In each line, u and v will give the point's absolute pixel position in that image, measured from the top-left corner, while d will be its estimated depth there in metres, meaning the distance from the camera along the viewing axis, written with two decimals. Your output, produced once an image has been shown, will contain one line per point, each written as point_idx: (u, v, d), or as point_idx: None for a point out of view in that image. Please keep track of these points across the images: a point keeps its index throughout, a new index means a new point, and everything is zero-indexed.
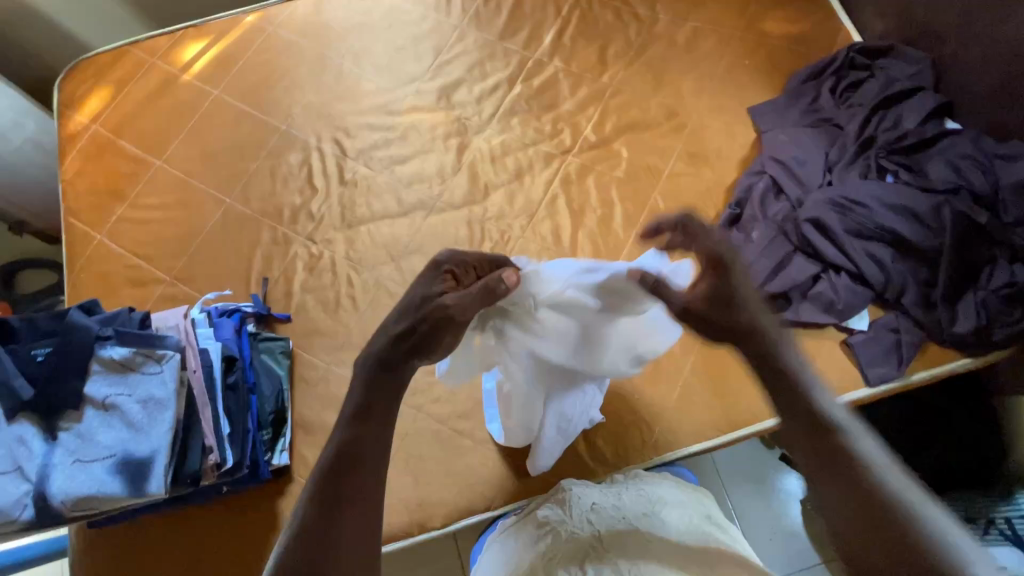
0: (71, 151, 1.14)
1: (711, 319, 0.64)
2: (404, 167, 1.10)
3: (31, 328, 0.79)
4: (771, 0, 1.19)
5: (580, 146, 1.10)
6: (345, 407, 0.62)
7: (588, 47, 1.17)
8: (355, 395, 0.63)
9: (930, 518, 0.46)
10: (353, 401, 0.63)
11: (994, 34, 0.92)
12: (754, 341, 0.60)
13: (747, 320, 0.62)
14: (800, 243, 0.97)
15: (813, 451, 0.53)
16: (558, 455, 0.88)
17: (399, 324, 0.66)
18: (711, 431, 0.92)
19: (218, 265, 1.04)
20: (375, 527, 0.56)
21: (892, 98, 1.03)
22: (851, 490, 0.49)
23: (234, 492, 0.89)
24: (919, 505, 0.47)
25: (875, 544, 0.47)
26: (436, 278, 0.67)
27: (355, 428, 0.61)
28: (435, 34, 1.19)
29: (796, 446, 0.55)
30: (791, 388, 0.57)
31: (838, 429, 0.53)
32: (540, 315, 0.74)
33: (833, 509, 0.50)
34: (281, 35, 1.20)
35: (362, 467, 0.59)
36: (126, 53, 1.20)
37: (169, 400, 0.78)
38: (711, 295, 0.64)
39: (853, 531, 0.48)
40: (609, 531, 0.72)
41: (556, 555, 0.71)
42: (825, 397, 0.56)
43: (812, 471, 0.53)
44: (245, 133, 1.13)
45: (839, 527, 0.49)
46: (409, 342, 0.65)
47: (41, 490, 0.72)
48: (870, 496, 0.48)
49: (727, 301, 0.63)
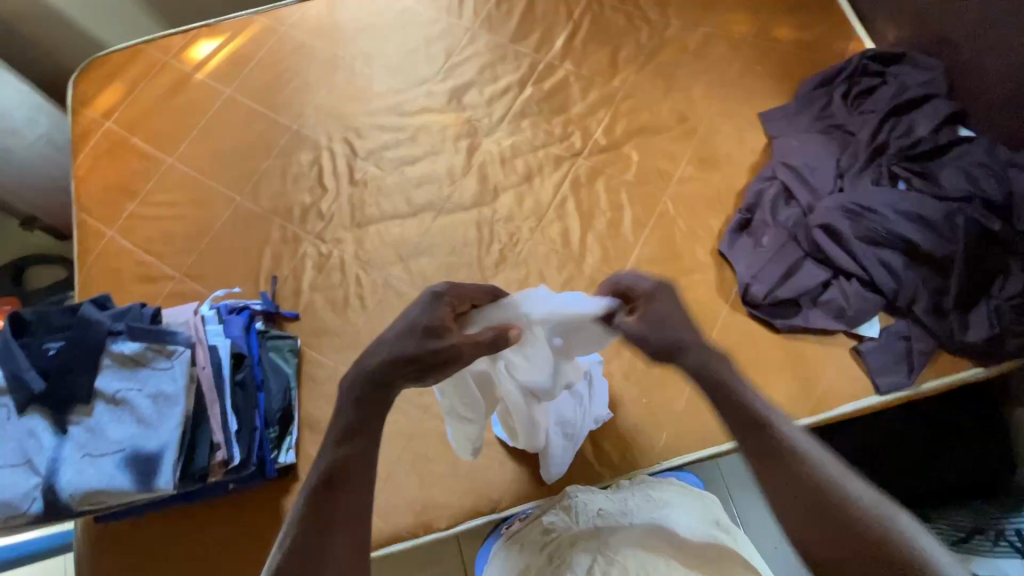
0: (84, 148, 1.14)
1: (657, 343, 0.64)
2: (414, 168, 1.10)
3: (44, 322, 0.79)
4: (783, 6, 1.20)
5: (590, 149, 1.10)
6: (332, 429, 0.63)
7: (599, 51, 1.17)
8: (344, 414, 0.63)
9: (856, 493, 0.58)
10: (342, 420, 0.63)
11: (1010, 41, 0.92)
12: (706, 372, 0.64)
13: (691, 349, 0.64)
14: (811, 249, 0.97)
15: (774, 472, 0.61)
16: (569, 463, 0.89)
17: (396, 346, 0.62)
18: (719, 437, 0.92)
19: (228, 262, 1.05)
20: (364, 540, 0.61)
21: (905, 104, 1.03)
22: (808, 494, 0.58)
23: (241, 489, 0.89)
24: (846, 483, 0.58)
25: (822, 530, 0.57)
26: (437, 307, 0.64)
27: (343, 449, 0.62)
28: (447, 36, 1.20)
29: (748, 455, 0.62)
30: (730, 401, 0.63)
31: (775, 433, 0.62)
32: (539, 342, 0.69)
33: (800, 521, 0.58)
34: (294, 36, 1.21)
35: (349, 486, 0.61)
36: (140, 51, 1.21)
37: (178, 395, 0.78)
38: (648, 321, 0.64)
39: (818, 533, 0.58)
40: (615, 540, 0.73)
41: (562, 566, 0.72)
42: (758, 401, 0.63)
43: (770, 480, 0.61)
44: (256, 132, 1.14)
45: (804, 529, 0.58)
46: (406, 366, 0.61)
47: (51, 483, 0.72)
48: (814, 490, 0.58)
49: (664, 327, 0.64)
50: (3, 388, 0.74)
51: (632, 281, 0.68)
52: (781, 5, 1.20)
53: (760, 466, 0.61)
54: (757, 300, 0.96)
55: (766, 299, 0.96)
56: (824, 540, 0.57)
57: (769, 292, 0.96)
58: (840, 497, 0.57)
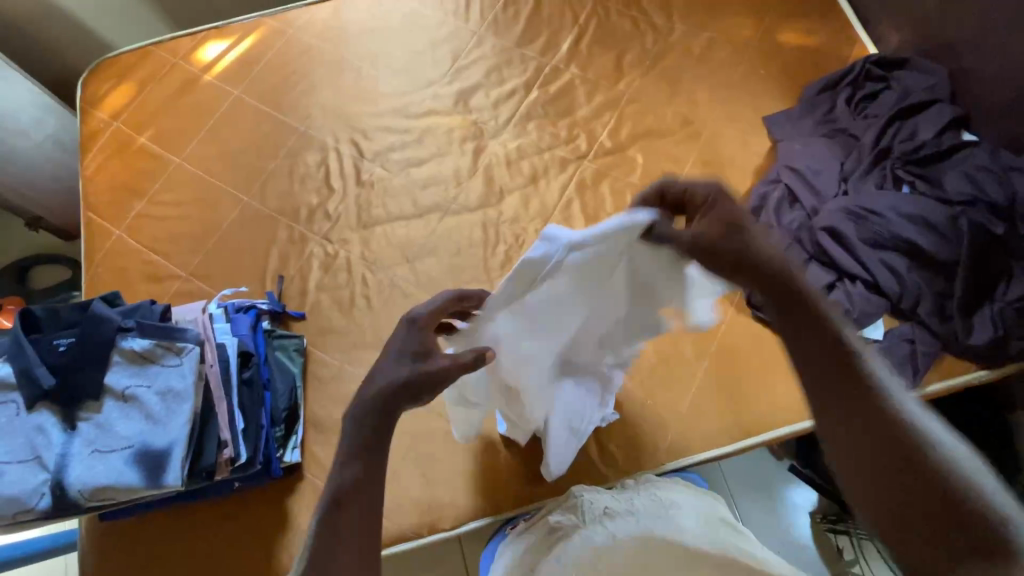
0: (93, 147, 1.15)
1: (728, 246, 0.60)
2: (420, 169, 1.11)
3: (54, 319, 0.79)
4: (787, 12, 1.21)
5: (595, 152, 1.11)
6: (339, 447, 0.60)
7: (604, 55, 1.18)
8: (350, 432, 0.61)
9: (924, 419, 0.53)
10: (347, 438, 0.60)
11: (1013, 47, 0.93)
12: (789, 295, 0.59)
13: (775, 261, 0.60)
14: (815, 252, 0.97)
15: (847, 416, 0.54)
16: (570, 458, 0.88)
17: (384, 380, 0.61)
18: (723, 438, 0.92)
19: (234, 262, 1.05)
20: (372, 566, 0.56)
21: (908, 109, 1.04)
22: (871, 410, 0.53)
23: (246, 488, 0.89)
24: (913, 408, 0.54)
25: (882, 447, 0.52)
26: (414, 334, 0.64)
27: (354, 465, 0.59)
28: (454, 40, 1.21)
29: (809, 365, 0.57)
30: (801, 310, 0.59)
31: (848, 346, 0.56)
32: (566, 274, 0.69)
33: (854, 436, 0.54)
34: (301, 38, 1.22)
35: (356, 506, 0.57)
36: (149, 53, 1.22)
37: (187, 393, 0.79)
38: (722, 224, 0.61)
39: (873, 449, 0.52)
40: (631, 544, 0.73)
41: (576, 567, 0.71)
42: (834, 316, 0.59)
43: (828, 389, 0.56)
44: (264, 133, 1.14)
45: (855, 444, 0.53)
46: (402, 395, 0.61)
47: (60, 479, 0.72)
48: (879, 406, 0.53)
49: (734, 231, 0.60)
50: (12, 384, 0.75)
51: (681, 183, 0.64)
52: (785, 11, 1.21)
53: (824, 386, 0.56)
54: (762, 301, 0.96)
55: None
56: (882, 457, 0.52)
57: None
58: (920, 441, 0.51)
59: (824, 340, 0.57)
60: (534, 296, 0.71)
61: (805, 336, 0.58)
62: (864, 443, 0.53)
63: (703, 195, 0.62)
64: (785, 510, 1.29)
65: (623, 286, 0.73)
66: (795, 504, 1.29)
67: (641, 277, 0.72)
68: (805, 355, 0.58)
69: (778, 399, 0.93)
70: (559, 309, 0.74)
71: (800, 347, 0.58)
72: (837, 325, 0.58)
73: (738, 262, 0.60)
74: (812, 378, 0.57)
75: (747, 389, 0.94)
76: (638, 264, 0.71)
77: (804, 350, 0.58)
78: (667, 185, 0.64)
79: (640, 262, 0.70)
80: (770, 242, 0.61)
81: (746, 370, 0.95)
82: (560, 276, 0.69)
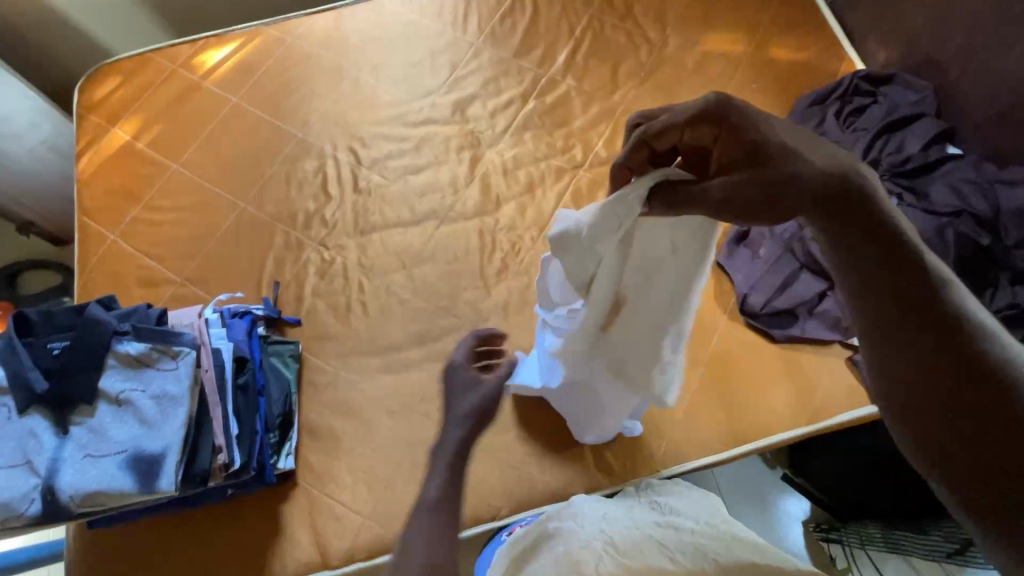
0: (89, 152, 1.15)
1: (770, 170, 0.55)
2: (417, 177, 1.11)
3: (48, 322, 0.79)
4: (778, 28, 1.24)
5: (591, 161, 1.13)
6: (443, 454, 0.64)
7: (600, 67, 1.21)
8: (450, 444, 0.65)
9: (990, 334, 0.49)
10: (449, 448, 0.65)
11: (998, 64, 0.96)
12: (846, 202, 0.54)
13: (828, 169, 0.54)
14: (806, 261, 0.99)
15: (895, 328, 0.51)
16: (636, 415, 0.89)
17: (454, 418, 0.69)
18: (717, 445, 0.92)
19: (231, 268, 1.05)
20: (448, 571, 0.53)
21: (896, 123, 1.06)
22: (931, 329, 0.50)
23: (239, 495, 0.88)
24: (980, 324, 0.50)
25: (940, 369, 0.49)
26: (460, 374, 0.74)
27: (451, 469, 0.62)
28: (452, 50, 1.22)
29: (866, 288, 0.53)
30: (865, 226, 0.53)
31: (915, 264, 0.52)
32: (598, 249, 0.67)
33: (910, 357, 0.50)
34: (301, 47, 1.23)
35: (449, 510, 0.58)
36: (148, 59, 1.23)
37: (182, 397, 0.78)
38: (751, 151, 0.56)
39: (927, 370, 0.50)
40: (623, 539, 0.73)
41: (568, 556, 0.70)
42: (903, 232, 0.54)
43: (885, 313, 0.52)
44: (262, 140, 1.15)
45: (908, 365, 0.50)
46: (472, 423, 0.68)
47: (51, 484, 0.71)
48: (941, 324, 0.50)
49: (757, 155, 0.55)
50: (4, 388, 0.74)
51: (665, 123, 0.59)
52: (776, 27, 1.24)
53: (880, 309, 0.52)
54: (755, 309, 0.98)
55: (763, 309, 0.98)
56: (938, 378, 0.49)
57: (766, 303, 0.98)
58: (982, 356, 0.48)
59: (890, 259, 0.53)
60: (577, 276, 0.70)
61: (866, 250, 0.53)
62: (920, 365, 0.50)
63: (713, 119, 0.57)
64: (779, 519, 1.29)
65: (653, 256, 0.72)
66: (789, 514, 1.29)
67: (668, 240, 0.71)
68: (862, 271, 0.53)
69: (771, 406, 0.94)
70: (604, 285, 0.71)
71: (860, 265, 0.54)
72: (902, 242, 0.53)
73: (779, 183, 0.54)
74: (871, 295, 0.53)
75: (741, 396, 0.95)
76: (660, 227, 0.70)
77: (858, 261, 0.54)
78: (655, 128, 0.60)
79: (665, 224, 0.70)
80: (818, 151, 0.55)
81: (740, 377, 0.96)
82: (597, 254, 0.68)
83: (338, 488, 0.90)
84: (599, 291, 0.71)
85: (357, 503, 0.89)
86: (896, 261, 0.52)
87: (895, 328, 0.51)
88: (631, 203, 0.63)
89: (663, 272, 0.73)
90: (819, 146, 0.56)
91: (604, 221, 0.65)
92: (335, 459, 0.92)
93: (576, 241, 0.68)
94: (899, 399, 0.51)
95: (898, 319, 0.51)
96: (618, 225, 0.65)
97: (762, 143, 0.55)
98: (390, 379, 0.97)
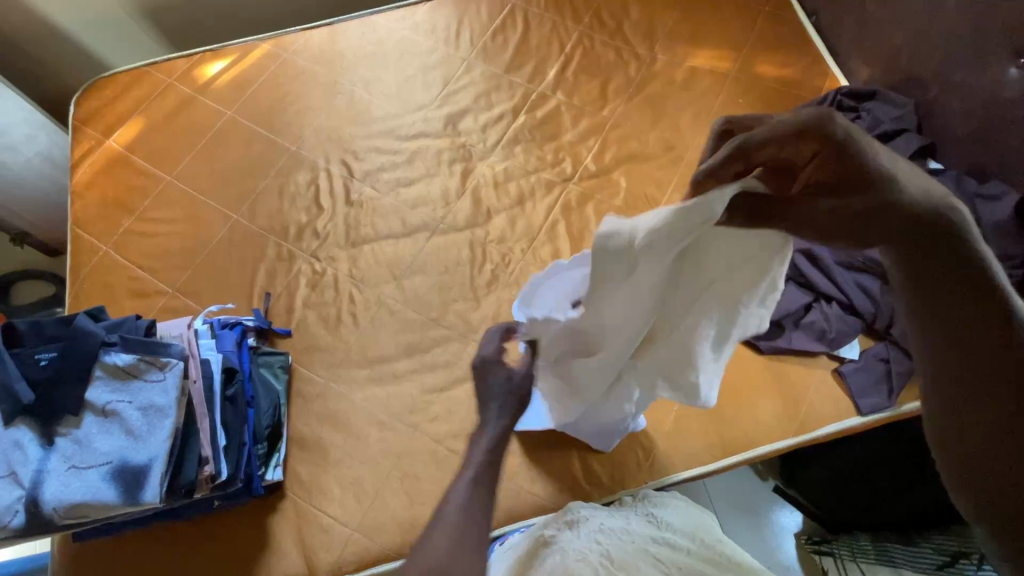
0: (84, 164, 1.16)
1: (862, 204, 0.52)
2: (408, 190, 1.13)
3: (37, 332, 0.79)
4: (764, 45, 1.26)
5: (580, 174, 1.14)
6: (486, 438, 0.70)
7: (590, 82, 1.23)
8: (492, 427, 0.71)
9: None
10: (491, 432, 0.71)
11: (975, 83, 0.99)
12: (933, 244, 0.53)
13: (923, 206, 0.52)
14: (793, 273, 1.02)
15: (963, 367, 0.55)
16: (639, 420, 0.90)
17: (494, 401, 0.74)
18: (705, 456, 0.93)
19: (223, 279, 1.06)
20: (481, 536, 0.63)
21: (878, 138, 1.07)
22: (997, 370, 0.53)
23: (225, 507, 0.88)
24: None
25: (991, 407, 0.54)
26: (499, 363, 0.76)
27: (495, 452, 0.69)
28: (445, 66, 1.25)
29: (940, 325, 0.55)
30: (951, 265, 0.53)
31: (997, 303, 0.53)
32: (640, 261, 0.60)
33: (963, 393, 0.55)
34: (295, 62, 1.25)
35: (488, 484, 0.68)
36: (144, 73, 1.24)
37: (169, 408, 0.78)
38: (847, 178, 0.52)
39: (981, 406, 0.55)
40: (619, 554, 0.73)
41: (563, 569, 0.71)
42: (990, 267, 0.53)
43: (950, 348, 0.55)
44: (257, 152, 1.16)
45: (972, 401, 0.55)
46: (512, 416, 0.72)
47: (35, 496, 0.71)
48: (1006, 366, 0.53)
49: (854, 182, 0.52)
50: None
51: (763, 136, 0.54)
52: (762, 44, 1.26)
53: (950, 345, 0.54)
54: None
55: None
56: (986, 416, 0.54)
57: None
58: None
59: (967, 304, 0.53)
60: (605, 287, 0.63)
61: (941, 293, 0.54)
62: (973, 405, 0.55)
63: (815, 136, 0.51)
64: (772, 532, 1.29)
65: (698, 276, 0.64)
66: (781, 528, 1.29)
67: (720, 258, 0.62)
68: (937, 313, 0.54)
69: (759, 418, 0.95)
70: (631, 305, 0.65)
71: (935, 313, 0.54)
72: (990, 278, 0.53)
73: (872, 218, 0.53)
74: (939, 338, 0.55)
75: (730, 409, 0.95)
76: (720, 239, 0.61)
77: (931, 299, 0.55)
78: (749, 142, 0.54)
79: (725, 237, 0.61)
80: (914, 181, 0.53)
81: (728, 390, 0.96)
82: (636, 267, 0.60)
83: (326, 499, 0.90)
84: (628, 305, 0.65)
85: (345, 514, 0.89)
86: (977, 302, 0.53)
87: (962, 379, 0.55)
88: (713, 211, 0.54)
89: (704, 295, 0.65)
90: (914, 173, 0.54)
91: (672, 229, 0.56)
92: (324, 471, 0.92)
93: (622, 251, 0.58)
94: (948, 436, 0.57)
95: (972, 369, 0.54)
96: (673, 237, 0.57)
97: (860, 172, 0.51)
98: (380, 390, 0.97)
